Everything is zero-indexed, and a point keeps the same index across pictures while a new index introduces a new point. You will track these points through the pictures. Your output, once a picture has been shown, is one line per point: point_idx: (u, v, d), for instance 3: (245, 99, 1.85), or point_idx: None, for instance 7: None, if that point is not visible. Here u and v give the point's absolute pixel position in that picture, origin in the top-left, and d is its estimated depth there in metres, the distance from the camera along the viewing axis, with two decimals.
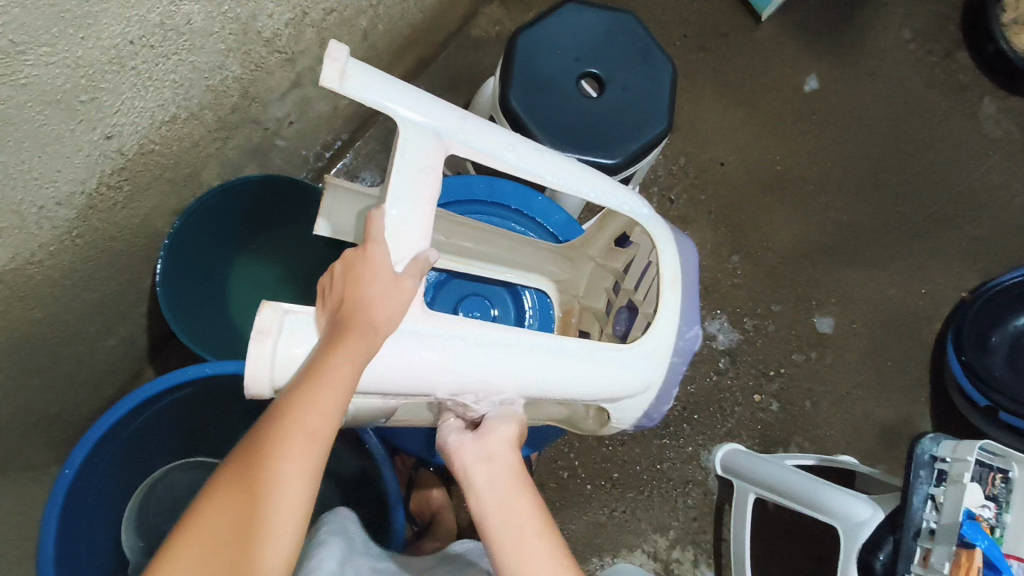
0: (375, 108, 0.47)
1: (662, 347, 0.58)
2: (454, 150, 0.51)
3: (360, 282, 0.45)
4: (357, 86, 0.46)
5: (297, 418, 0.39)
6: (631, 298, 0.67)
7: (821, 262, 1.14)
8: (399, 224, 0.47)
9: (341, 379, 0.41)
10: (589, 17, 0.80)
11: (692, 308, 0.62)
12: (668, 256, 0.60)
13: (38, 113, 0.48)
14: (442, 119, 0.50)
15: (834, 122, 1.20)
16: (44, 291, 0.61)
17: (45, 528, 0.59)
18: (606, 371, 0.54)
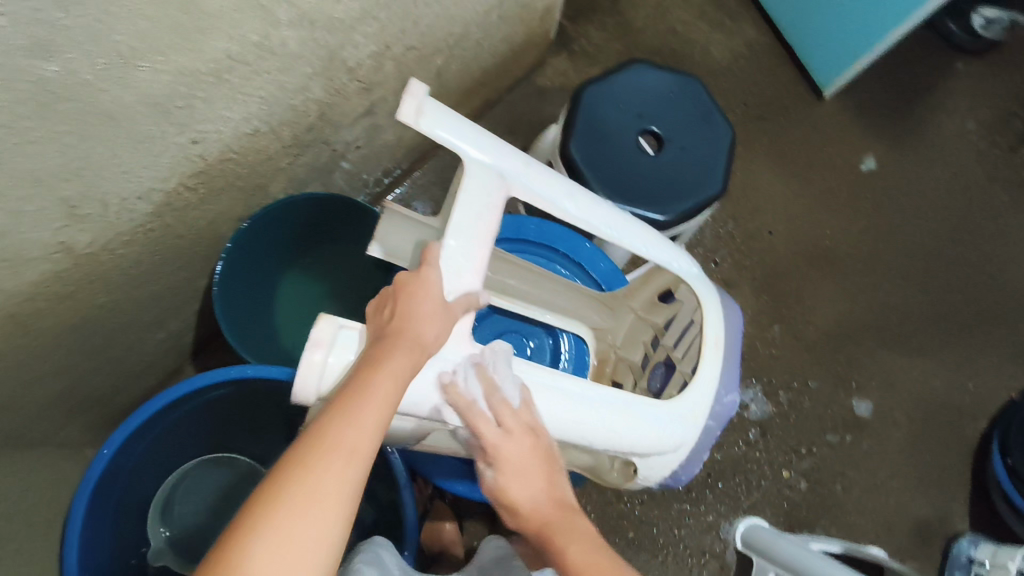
0: (445, 144, 0.49)
1: (698, 409, 0.58)
2: (516, 192, 0.52)
3: (412, 299, 0.46)
4: (432, 122, 0.48)
5: (345, 428, 0.39)
6: (668, 354, 0.67)
7: (864, 343, 1.12)
8: (456, 254, 0.49)
9: (386, 395, 0.42)
10: (656, 77, 0.82)
11: (732, 374, 0.62)
12: (714, 318, 0.61)
13: (139, 114, 0.51)
14: (507, 161, 0.52)
15: (889, 203, 1.19)
16: (111, 278, 0.65)
17: (76, 506, 0.60)
18: (638, 424, 0.54)
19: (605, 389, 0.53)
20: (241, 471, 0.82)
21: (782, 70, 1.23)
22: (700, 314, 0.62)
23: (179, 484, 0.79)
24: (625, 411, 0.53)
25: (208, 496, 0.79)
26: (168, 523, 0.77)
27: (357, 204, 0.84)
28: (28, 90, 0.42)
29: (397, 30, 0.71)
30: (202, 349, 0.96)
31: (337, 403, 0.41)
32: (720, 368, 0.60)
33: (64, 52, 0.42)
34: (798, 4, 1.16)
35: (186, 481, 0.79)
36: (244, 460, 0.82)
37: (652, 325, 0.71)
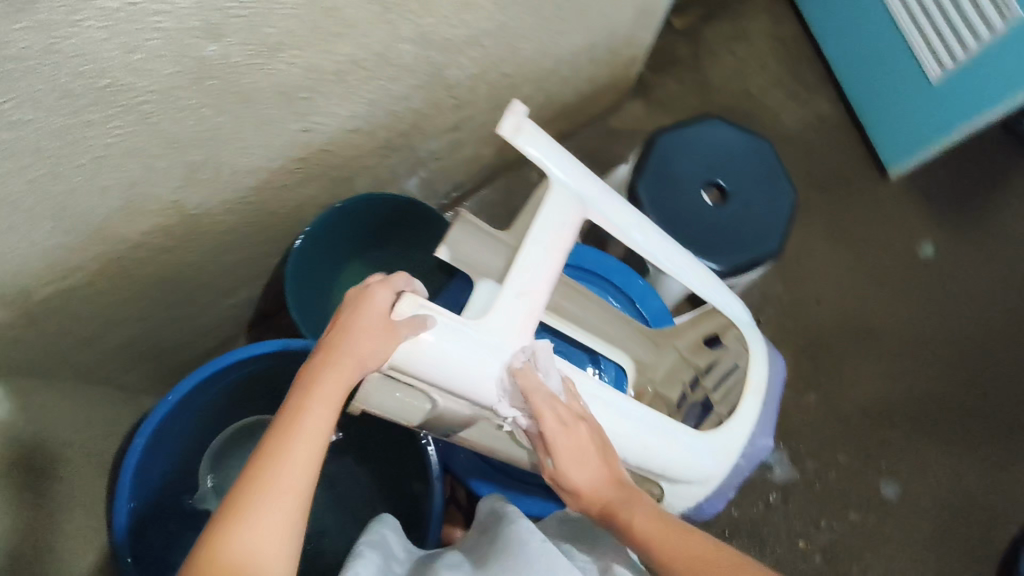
0: (534, 161, 0.55)
1: (730, 446, 0.64)
2: (591, 215, 0.57)
3: (357, 313, 0.45)
4: (527, 140, 0.54)
5: (289, 449, 0.39)
6: (708, 396, 0.72)
7: (899, 426, 1.11)
8: (529, 259, 0.52)
9: (317, 426, 0.41)
10: (730, 134, 0.86)
11: (764, 420, 0.70)
12: (759, 367, 0.70)
13: (268, 98, 0.57)
14: (586, 186, 0.57)
15: (943, 291, 1.19)
16: (205, 240, 0.71)
17: (136, 442, 0.65)
18: (677, 450, 0.60)
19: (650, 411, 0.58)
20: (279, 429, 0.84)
21: (851, 146, 1.25)
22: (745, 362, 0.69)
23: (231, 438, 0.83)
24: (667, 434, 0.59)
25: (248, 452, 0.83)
26: (215, 473, 0.82)
27: (430, 210, 0.90)
28: (190, 64, 0.48)
29: (497, 58, 0.77)
30: (260, 322, 1.02)
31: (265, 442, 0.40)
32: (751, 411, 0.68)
33: (226, 35, 0.48)
34: (876, 86, 1.19)
35: (238, 437, 0.83)
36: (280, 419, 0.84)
37: (693, 365, 0.74)
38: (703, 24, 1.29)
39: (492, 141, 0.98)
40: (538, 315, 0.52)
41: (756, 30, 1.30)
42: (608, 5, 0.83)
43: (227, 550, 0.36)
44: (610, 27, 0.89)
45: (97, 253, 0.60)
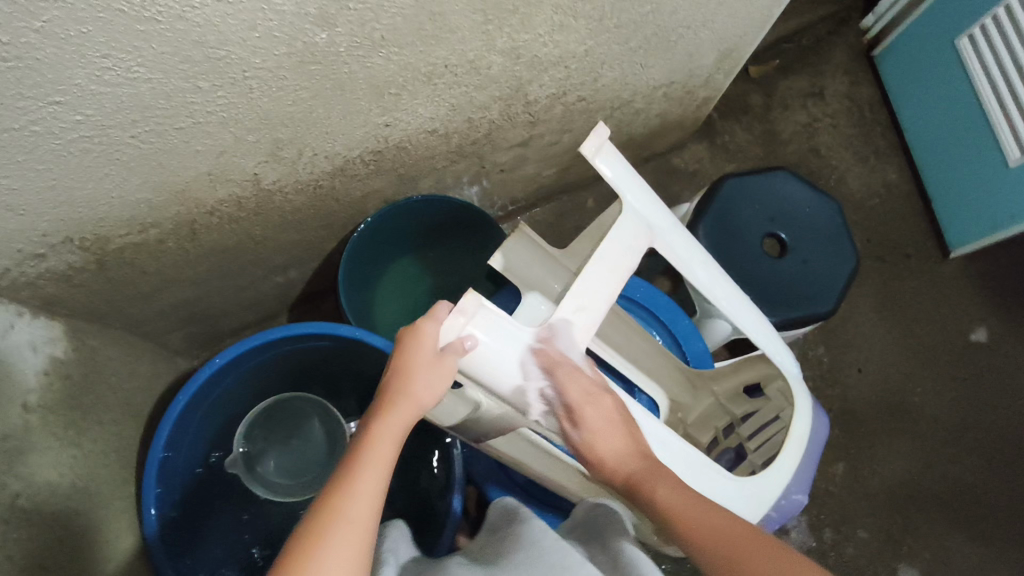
0: (609, 184, 0.56)
1: (767, 498, 0.59)
2: (656, 243, 0.59)
3: (405, 362, 0.47)
4: (605, 162, 0.55)
5: (343, 503, 0.42)
6: (741, 444, 0.71)
7: (927, 512, 1.07)
8: (592, 275, 0.54)
9: (378, 463, 0.45)
10: (799, 188, 0.85)
11: (807, 476, 0.62)
12: (801, 414, 0.63)
13: (360, 89, 0.59)
14: (655, 216, 0.59)
15: (991, 380, 1.15)
16: (272, 216, 0.73)
17: (178, 398, 0.68)
18: (707, 488, 0.57)
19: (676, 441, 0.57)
20: (315, 407, 0.83)
21: (914, 218, 1.23)
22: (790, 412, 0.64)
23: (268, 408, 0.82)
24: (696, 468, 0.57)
25: (282, 426, 0.83)
26: (247, 439, 0.80)
27: (488, 219, 0.91)
28: (299, 48, 0.50)
29: (579, 81, 0.78)
30: (304, 303, 1.04)
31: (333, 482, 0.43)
32: (798, 465, 0.61)
33: (336, 25, 0.50)
34: (949, 160, 1.17)
35: (276, 407, 0.82)
36: (316, 399, 0.83)
37: (730, 413, 0.73)
38: (780, 76, 1.28)
39: (556, 162, 0.99)
40: (593, 332, 0.53)
41: (833, 89, 1.29)
42: (694, 45, 0.83)
43: None
44: (691, 67, 0.90)
45: (175, 213, 0.63)
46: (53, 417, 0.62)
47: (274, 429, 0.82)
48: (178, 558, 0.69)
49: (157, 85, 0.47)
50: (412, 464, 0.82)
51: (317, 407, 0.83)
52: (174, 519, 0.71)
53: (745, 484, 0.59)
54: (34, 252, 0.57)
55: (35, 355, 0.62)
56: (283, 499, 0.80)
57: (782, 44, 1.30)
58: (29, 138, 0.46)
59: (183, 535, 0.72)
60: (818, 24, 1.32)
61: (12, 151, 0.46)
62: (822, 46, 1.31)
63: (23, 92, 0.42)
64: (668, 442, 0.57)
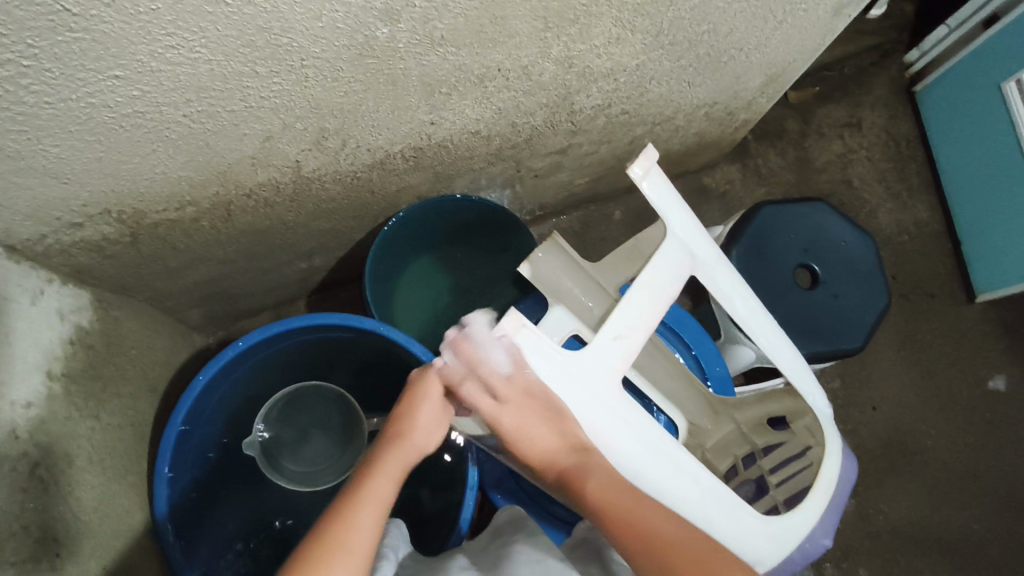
0: (654, 209, 0.55)
1: (792, 539, 0.59)
2: (698, 272, 0.59)
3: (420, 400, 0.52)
4: (652, 186, 0.55)
5: (341, 534, 0.44)
6: (762, 476, 0.71)
7: (929, 556, 1.07)
8: (633, 304, 0.54)
9: (377, 495, 0.47)
10: (835, 220, 0.84)
11: (830, 521, 0.62)
12: (832, 461, 0.63)
13: (412, 86, 0.58)
14: (698, 245, 0.58)
15: (1006, 429, 1.14)
16: (307, 204, 0.72)
17: (200, 377, 0.67)
18: (736, 527, 0.56)
19: (713, 479, 0.57)
20: (332, 396, 0.83)
21: (942, 259, 1.22)
22: (818, 452, 0.64)
23: (288, 398, 0.83)
24: (728, 505, 0.56)
25: (297, 411, 0.83)
26: (267, 424, 0.81)
27: (518, 223, 0.91)
28: (360, 41, 0.50)
29: (625, 95, 0.77)
30: (324, 290, 1.04)
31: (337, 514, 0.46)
32: (825, 506, 0.62)
33: (399, 21, 0.49)
34: (983, 204, 1.15)
35: (298, 398, 0.83)
36: (334, 389, 0.83)
37: (751, 443, 0.73)
38: (818, 103, 1.27)
39: (589, 172, 0.99)
40: (630, 362, 0.54)
41: (870, 121, 1.28)
42: (742, 68, 0.83)
43: None
44: (736, 89, 0.89)
45: (213, 193, 0.62)
46: (75, 387, 0.62)
47: (294, 416, 0.83)
48: (186, 537, 0.69)
49: (217, 66, 0.47)
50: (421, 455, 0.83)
51: (333, 395, 0.83)
52: (184, 498, 0.70)
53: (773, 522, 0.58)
54: (72, 221, 0.57)
55: (62, 323, 0.62)
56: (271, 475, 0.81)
57: (823, 71, 1.29)
58: (83, 109, 0.46)
59: (192, 516, 0.71)
60: (861, 54, 1.30)
61: (65, 120, 0.46)
62: (863, 77, 1.30)
63: (84, 64, 0.42)
64: (701, 477, 0.56)
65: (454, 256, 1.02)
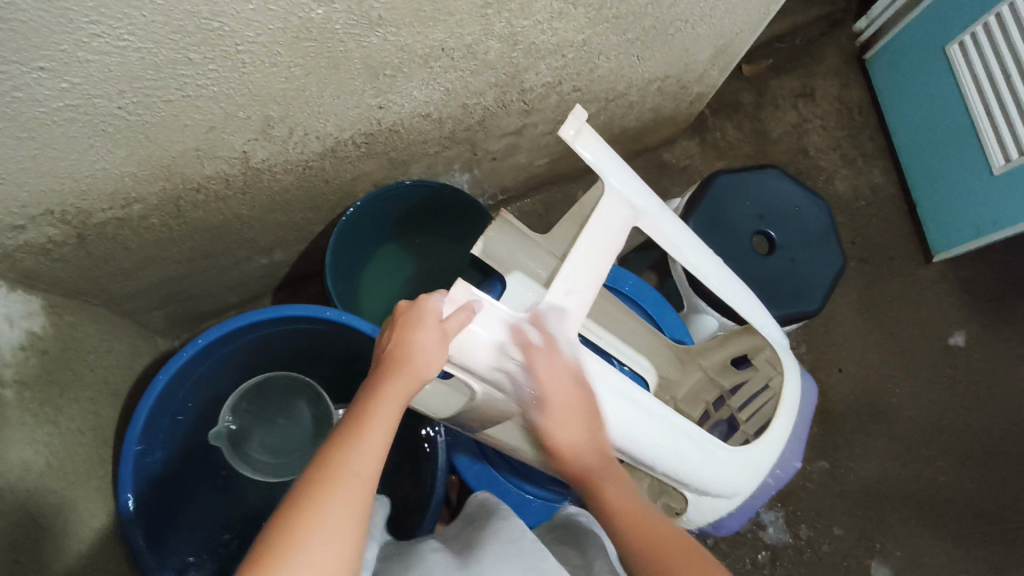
0: (592, 168, 0.55)
1: (763, 466, 0.64)
2: (642, 225, 0.59)
3: (413, 327, 0.46)
4: (586, 146, 0.54)
5: (344, 464, 0.41)
6: (733, 415, 0.73)
7: (899, 511, 1.10)
8: (582, 259, 0.53)
9: (385, 421, 0.44)
10: (787, 185, 0.86)
11: (796, 442, 0.69)
12: (793, 388, 0.67)
13: (356, 69, 0.58)
14: (639, 197, 0.58)
15: (968, 382, 1.17)
16: (261, 196, 0.72)
17: (159, 379, 0.67)
18: (706, 462, 0.59)
19: (682, 419, 0.58)
20: (302, 385, 0.81)
21: (899, 222, 1.25)
22: (780, 380, 0.68)
23: (251, 387, 0.79)
24: (701, 442, 0.59)
25: (266, 407, 0.81)
26: (233, 414, 0.79)
27: (478, 206, 0.91)
28: (295, 23, 0.49)
29: (575, 71, 0.77)
30: (289, 286, 1.03)
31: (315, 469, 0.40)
32: (790, 429, 0.66)
33: (333, 1, 0.49)
34: (936, 168, 1.18)
35: (264, 386, 0.80)
36: (304, 379, 0.81)
37: (720, 386, 0.75)
38: (771, 75, 1.29)
39: (548, 153, 0.99)
40: (585, 314, 0.53)
41: (823, 90, 1.30)
42: (690, 40, 0.84)
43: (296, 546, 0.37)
44: (686, 62, 0.90)
45: (160, 188, 0.62)
46: (30, 393, 0.61)
47: (263, 411, 0.81)
48: (158, 542, 0.68)
49: (146, 55, 0.46)
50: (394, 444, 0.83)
51: (305, 386, 0.82)
52: (150, 500, 0.69)
53: (744, 454, 0.63)
54: (12, 224, 0.56)
55: (11, 330, 0.61)
56: (241, 466, 0.79)
57: (775, 43, 1.30)
58: (11, 104, 0.45)
59: (164, 521, 0.71)
60: (812, 25, 1.32)
61: None
62: (814, 48, 1.32)
63: (6, 56, 0.41)
64: (670, 418, 0.57)
65: (418, 243, 1.02)
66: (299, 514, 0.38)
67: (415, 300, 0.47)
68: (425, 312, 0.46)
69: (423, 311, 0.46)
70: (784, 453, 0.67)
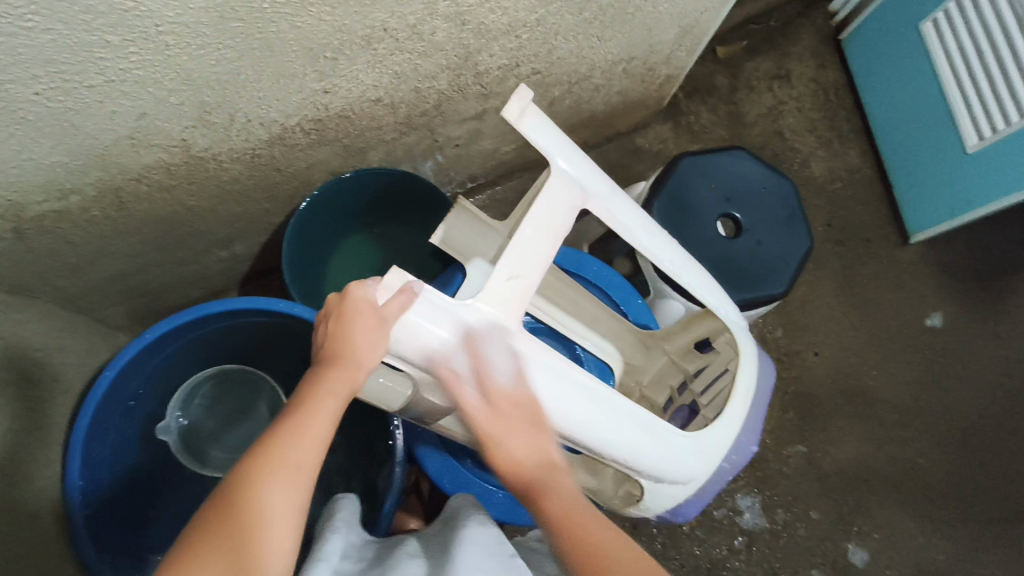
0: (537, 148, 0.53)
1: (718, 451, 0.64)
2: (592, 207, 0.57)
3: (350, 319, 0.45)
4: (530, 124, 0.52)
5: (286, 454, 0.41)
6: (694, 401, 0.72)
7: (877, 493, 1.09)
8: (525, 243, 0.51)
9: (329, 413, 0.44)
10: (753, 166, 0.84)
11: (755, 427, 0.68)
12: (747, 371, 0.67)
13: (292, 51, 0.56)
14: (589, 178, 0.56)
15: (945, 363, 1.16)
16: (210, 187, 0.70)
17: (104, 376, 0.65)
18: (659, 449, 0.59)
19: (633, 405, 0.57)
20: (258, 379, 0.84)
21: (876, 203, 1.23)
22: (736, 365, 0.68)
23: (201, 383, 0.82)
24: (654, 430, 0.58)
25: (221, 401, 0.84)
26: (185, 411, 0.81)
27: (441, 194, 0.89)
28: (218, 2, 0.47)
29: (532, 52, 0.75)
30: (253, 279, 1.01)
31: (251, 459, 0.41)
32: (746, 412, 0.66)
33: None
34: (912, 148, 1.16)
35: (215, 382, 0.83)
36: (263, 374, 0.84)
37: (683, 370, 0.74)
38: (746, 57, 1.27)
39: (514, 139, 0.97)
40: (530, 299, 0.51)
41: (799, 72, 1.28)
42: (652, 19, 0.81)
43: (237, 533, 0.38)
44: (650, 42, 0.88)
45: (96, 179, 0.59)
46: None
47: (218, 404, 0.84)
48: (108, 541, 0.67)
49: (58, 36, 0.44)
50: (357, 437, 0.82)
51: (263, 380, 0.85)
52: (97, 501, 0.67)
53: (699, 441, 0.62)
54: None
55: None
56: (181, 457, 0.81)
57: (749, 24, 1.28)
58: None
59: (115, 520, 0.69)
60: (786, 5, 1.30)
61: None
62: (789, 28, 1.30)
63: None
64: (622, 404, 0.56)
65: (383, 233, 1.00)
66: (237, 503, 0.39)
67: (348, 288, 0.45)
68: (358, 302, 0.45)
69: (355, 301, 0.45)
70: (741, 437, 0.67)
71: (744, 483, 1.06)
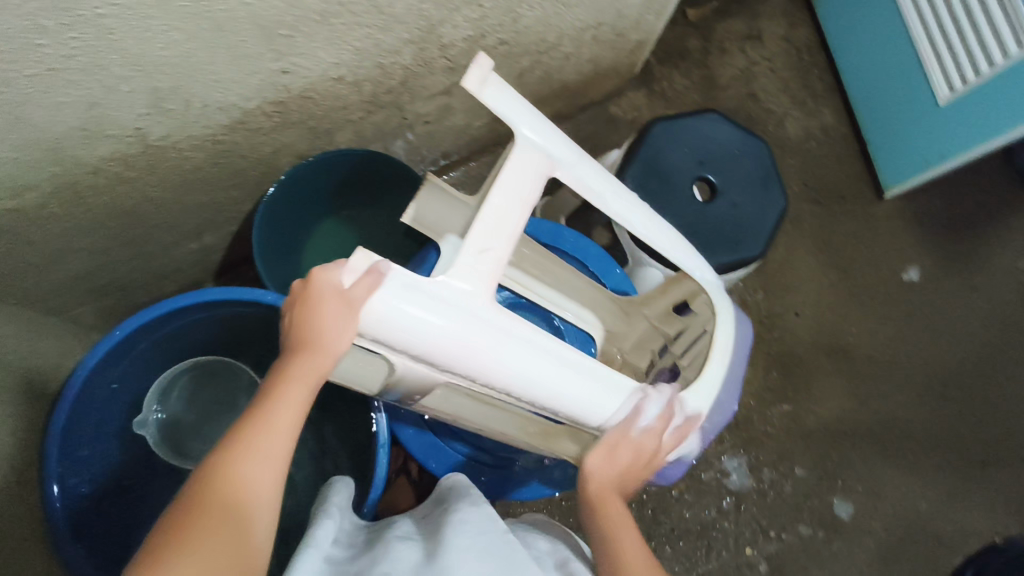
0: (500, 117, 0.52)
1: (699, 411, 0.64)
2: (560, 175, 0.56)
3: (315, 306, 0.44)
4: (492, 93, 0.51)
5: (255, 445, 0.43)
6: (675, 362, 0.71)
7: (860, 448, 1.12)
8: (493, 215, 0.51)
9: (297, 400, 0.45)
10: (725, 130, 0.84)
11: (733, 387, 0.70)
12: (724, 328, 0.68)
13: (245, 30, 0.54)
14: (556, 145, 0.55)
15: (923, 316, 1.18)
16: (172, 177, 0.68)
17: (76, 375, 0.64)
18: (640, 412, 0.59)
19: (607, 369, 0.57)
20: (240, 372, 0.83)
21: (851, 161, 1.23)
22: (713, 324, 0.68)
23: (178, 376, 0.80)
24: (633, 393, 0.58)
25: (201, 393, 0.82)
26: (163, 405, 0.80)
27: (412, 173, 0.88)
28: None
29: (497, 22, 0.74)
30: (227, 270, 0.99)
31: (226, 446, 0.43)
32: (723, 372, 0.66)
33: None
34: (885, 103, 1.16)
35: (193, 376, 0.81)
36: (246, 369, 0.83)
37: (663, 334, 0.75)
38: (717, 19, 1.25)
39: (485, 113, 0.95)
40: (502, 272, 0.50)
41: (770, 32, 1.27)
42: None
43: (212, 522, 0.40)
44: (618, 7, 0.86)
45: (50, 175, 0.57)
46: None
47: (197, 397, 0.82)
48: (91, 542, 0.66)
49: None
50: (341, 423, 0.81)
51: (245, 373, 0.83)
52: (77, 501, 0.66)
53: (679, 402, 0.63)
54: None
55: None
56: (161, 453, 0.79)
57: None
58: None
59: (96, 521, 0.68)
60: None
61: None
62: None
63: None
64: (599, 369, 0.56)
65: (357, 216, 0.98)
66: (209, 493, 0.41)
67: (312, 274, 0.45)
68: (323, 287, 0.44)
69: (320, 286, 0.44)
70: (721, 397, 0.67)
71: (730, 444, 1.07)
